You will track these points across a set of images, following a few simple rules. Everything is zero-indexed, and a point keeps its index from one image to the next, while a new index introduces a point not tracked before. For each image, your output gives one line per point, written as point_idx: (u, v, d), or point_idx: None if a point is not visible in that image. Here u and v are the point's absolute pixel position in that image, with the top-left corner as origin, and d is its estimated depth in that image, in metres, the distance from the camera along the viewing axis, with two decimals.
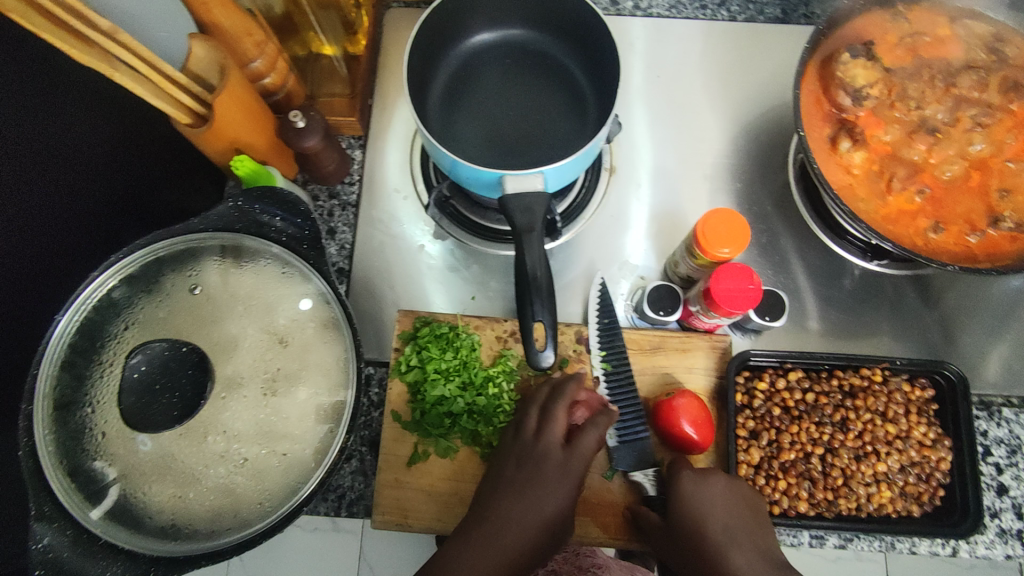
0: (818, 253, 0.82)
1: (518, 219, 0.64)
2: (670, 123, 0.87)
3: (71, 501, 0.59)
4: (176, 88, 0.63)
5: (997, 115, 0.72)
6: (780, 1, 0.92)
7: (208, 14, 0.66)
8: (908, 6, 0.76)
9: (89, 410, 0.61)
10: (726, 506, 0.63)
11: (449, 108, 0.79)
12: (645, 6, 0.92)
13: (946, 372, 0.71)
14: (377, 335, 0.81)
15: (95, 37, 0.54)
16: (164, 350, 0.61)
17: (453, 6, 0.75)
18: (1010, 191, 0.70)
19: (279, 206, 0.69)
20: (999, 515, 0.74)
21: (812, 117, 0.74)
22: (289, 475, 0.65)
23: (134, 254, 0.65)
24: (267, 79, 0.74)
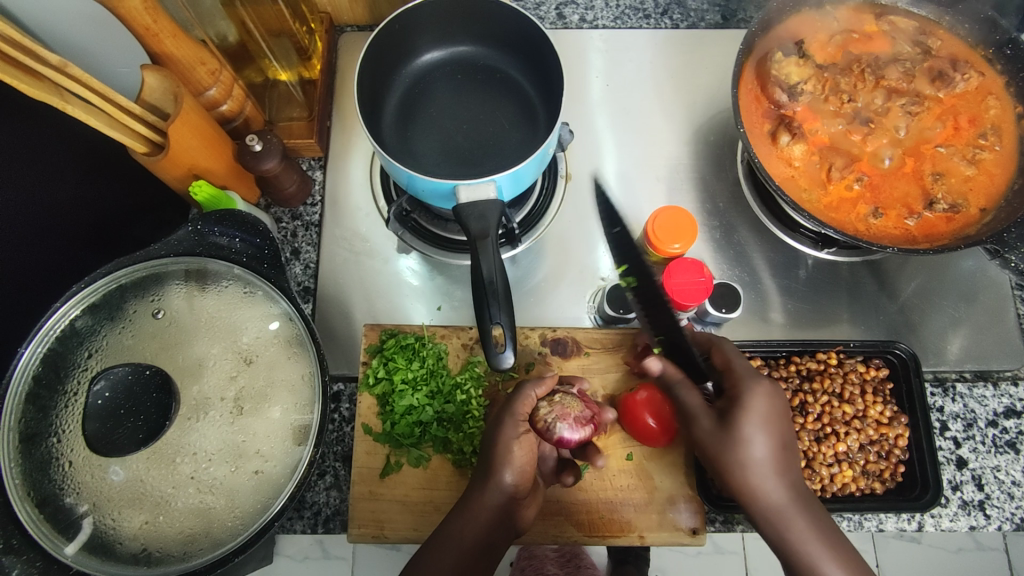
0: (771, 245, 0.85)
1: (473, 226, 0.66)
2: (622, 128, 0.90)
3: (41, 533, 0.59)
4: (131, 120, 0.64)
5: (924, 104, 0.76)
6: (719, 7, 0.96)
7: (159, 46, 0.66)
8: (836, 6, 0.81)
9: (55, 440, 0.61)
10: (778, 432, 0.62)
11: (404, 125, 0.81)
12: (591, 19, 0.95)
13: (896, 351, 0.75)
14: (345, 352, 0.82)
15: (44, 71, 0.56)
16: (127, 374, 0.62)
17: (401, 26, 0.78)
18: (942, 174, 0.74)
19: (237, 227, 0.71)
20: (960, 488, 0.76)
21: (752, 114, 0.77)
22: (260, 492, 0.65)
23: (96, 283, 0.66)
24: (223, 106, 0.76)
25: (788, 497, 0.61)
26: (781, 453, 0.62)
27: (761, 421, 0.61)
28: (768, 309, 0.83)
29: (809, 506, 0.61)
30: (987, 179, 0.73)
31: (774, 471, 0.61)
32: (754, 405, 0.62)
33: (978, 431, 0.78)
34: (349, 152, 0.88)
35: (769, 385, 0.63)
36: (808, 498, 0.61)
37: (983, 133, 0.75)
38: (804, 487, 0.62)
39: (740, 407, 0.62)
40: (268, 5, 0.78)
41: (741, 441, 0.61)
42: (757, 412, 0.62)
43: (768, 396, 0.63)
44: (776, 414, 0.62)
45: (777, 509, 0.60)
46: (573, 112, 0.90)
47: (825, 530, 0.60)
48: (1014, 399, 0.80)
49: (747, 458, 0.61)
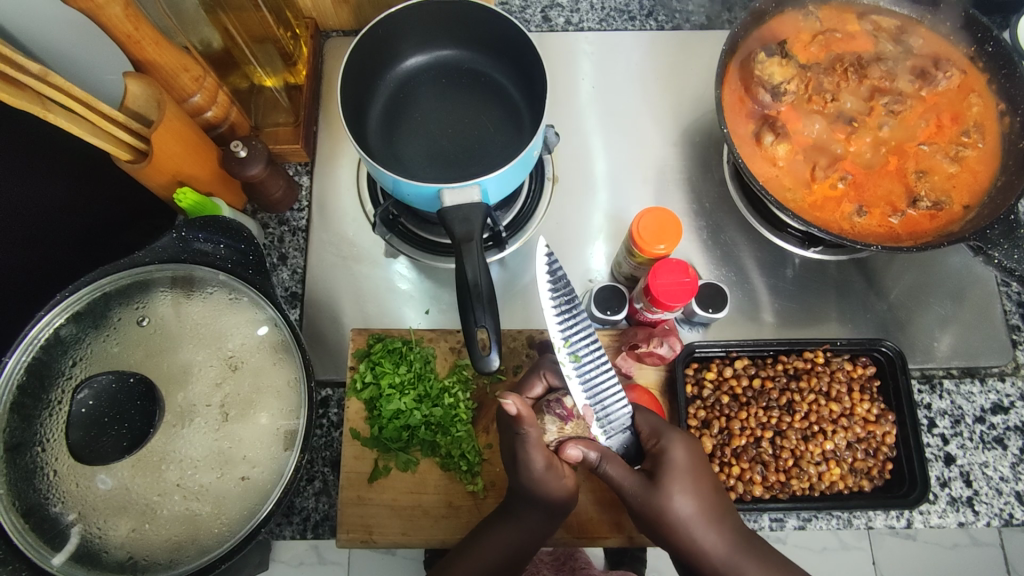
0: (759, 245, 0.85)
1: (457, 230, 0.66)
2: (609, 130, 0.90)
3: (25, 542, 0.59)
4: (114, 127, 0.64)
5: (908, 102, 0.77)
6: (704, 8, 0.96)
7: (141, 53, 0.66)
8: (818, 6, 0.81)
9: (40, 449, 0.61)
10: (699, 481, 0.65)
11: (389, 130, 0.81)
12: (577, 21, 0.96)
13: (883, 349, 0.75)
14: (333, 357, 0.82)
15: (25, 80, 0.56)
16: (111, 382, 0.61)
17: (385, 31, 0.78)
18: (925, 172, 0.74)
19: (222, 234, 0.71)
20: (948, 484, 0.77)
21: (736, 114, 0.77)
22: (247, 499, 0.65)
23: (80, 292, 0.65)
24: (208, 112, 0.76)
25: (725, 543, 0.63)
26: (709, 500, 0.65)
27: (682, 471, 0.65)
28: (757, 309, 0.83)
29: (747, 544, 0.63)
30: (970, 177, 0.74)
31: (706, 518, 0.64)
32: (673, 458, 0.65)
33: (965, 427, 0.79)
34: (336, 156, 0.88)
35: (682, 437, 0.67)
36: (744, 536, 0.64)
37: (966, 131, 0.75)
38: (738, 525, 0.65)
39: (663, 464, 0.65)
40: (251, 11, 0.77)
41: (670, 499, 0.63)
42: (677, 465, 0.65)
43: (684, 444, 0.66)
44: (694, 459, 0.66)
45: (717, 555, 0.63)
46: (560, 114, 0.90)
47: (769, 564, 0.62)
48: (1002, 395, 0.80)
49: (683, 516, 0.63)
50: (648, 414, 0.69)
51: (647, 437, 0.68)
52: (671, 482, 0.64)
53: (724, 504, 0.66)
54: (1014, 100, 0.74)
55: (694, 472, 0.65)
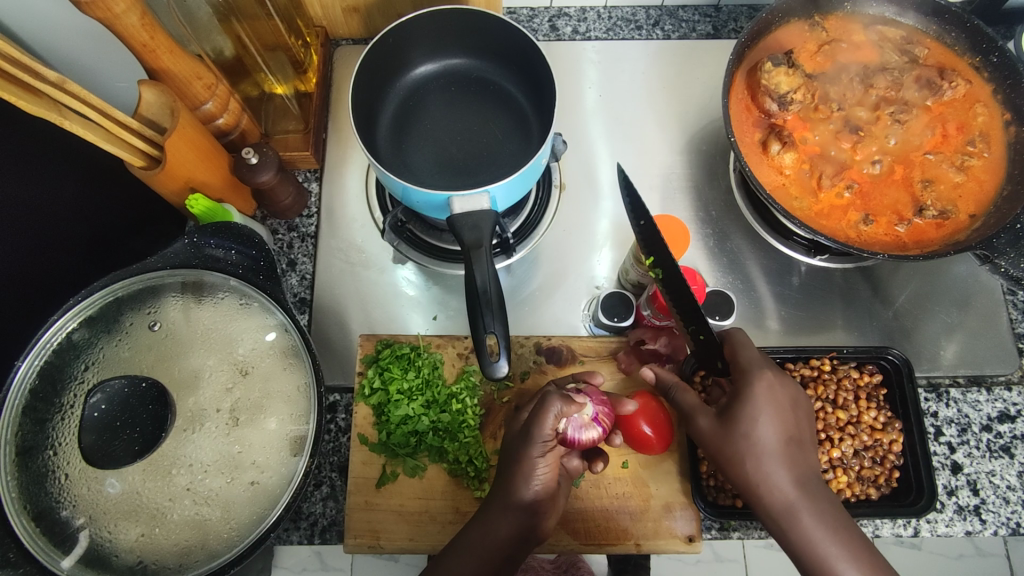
0: (766, 253, 0.86)
1: (466, 236, 0.67)
2: (616, 138, 0.91)
3: (37, 546, 0.59)
4: (128, 134, 0.65)
5: (914, 111, 0.77)
6: (710, 19, 0.97)
7: (156, 61, 0.67)
8: (824, 17, 0.82)
9: (51, 453, 0.61)
10: (782, 422, 0.63)
11: (399, 136, 0.82)
12: (584, 31, 0.97)
13: (890, 357, 0.75)
14: (341, 362, 0.82)
15: (43, 88, 0.57)
16: (123, 387, 0.63)
17: (394, 40, 0.79)
18: (931, 181, 0.75)
19: (233, 240, 0.72)
20: (955, 493, 0.76)
21: (742, 123, 0.78)
22: (256, 504, 0.65)
23: (92, 296, 0.66)
24: (220, 120, 0.77)
25: (795, 490, 0.61)
26: (788, 441, 0.62)
27: (765, 410, 0.63)
28: (764, 317, 0.83)
29: (818, 495, 0.61)
30: (975, 186, 0.74)
31: (780, 459, 0.62)
32: (759, 395, 0.63)
33: (972, 435, 0.79)
34: (345, 163, 0.89)
35: (775, 375, 0.64)
36: (820, 492, 0.61)
37: (972, 140, 0.76)
38: (815, 478, 0.62)
39: (745, 397, 0.64)
40: (264, 20, 0.78)
41: (742, 428, 0.63)
42: (761, 402, 0.63)
43: (772, 384, 0.64)
44: (782, 401, 0.63)
45: (781, 498, 0.61)
46: (568, 122, 0.91)
47: (834, 522, 0.59)
48: (1008, 404, 0.80)
49: (761, 448, 0.62)
50: (740, 350, 0.67)
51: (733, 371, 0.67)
52: (752, 416, 0.63)
53: (806, 454, 0.63)
54: (1019, 110, 0.75)
55: (782, 413, 0.63)
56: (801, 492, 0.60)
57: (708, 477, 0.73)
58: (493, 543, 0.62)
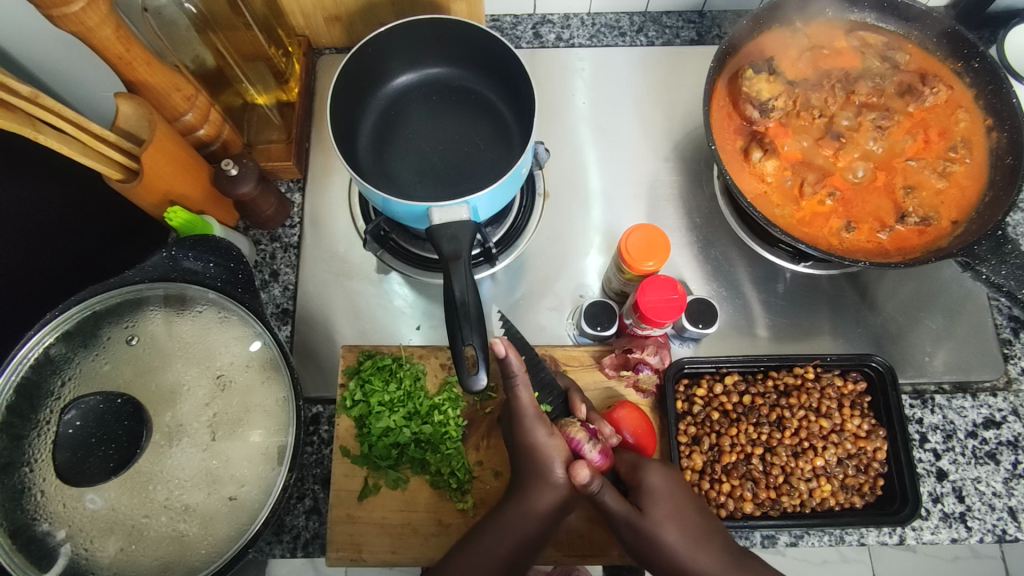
0: (751, 259, 0.85)
1: (445, 248, 0.67)
2: (601, 145, 0.90)
3: (13, 563, 0.59)
4: (104, 146, 0.65)
5: (895, 117, 0.77)
6: (694, 25, 0.97)
7: (133, 74, 0.67)
8: (806, 23, 0.82)
9: (27, 470, 0.61)
10: (685, 511, 0.63)
11: (379, 146, 0.81)
12: (568, 38, 0.96)
13: (873, 364, 0.75)
14: (324, 375, 0.81)
15: (15, 101, 0.57)
16: (98, 404, 0.61)
17: (374, 51, 0.78)
18: (913, 188, 0.75)
19: (212, 253, 0.71)
20: (941, 500, 0.76)
21: (724, 130, 0.78)
22: (236, 519, 0.65)
23: (69, 310, 0.66)
24: (200, 131, 0.77)
25: (717, 568, 0.60)
26: (696, 527, 0.63)
27: (662, 503, 0.63)
28: (750, 323, 0.83)
29: (743, 567, 0.61)
30: (957, 192, 0.74)
31: (698, 544, 0.61)
32: (653, 484, 0.64)
33: (957, 442, 0.78)
34: (328, 173, 0.88)
35: (658, 467, 0.66)
36: (744, 563, 0.61)
37: (954, 146, 0.76)
38: (737, 550, 0.62)
39: (644, 494, 0.64)
40: (242, 31, 0.79)
41: (653, 530, 0.61)
42: (658, 498, 0.64)
43: (662, 471, 0.66)
44: (674, 494, 0.64)
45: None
46: (553, 131, 0.91)
47: None
48: (993, 410, 0.80)
49: (672, 537, 0.61)
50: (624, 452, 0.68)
51: (625, 471, 0.67)
52: (655, 508, 0.63)
53: (719, 534, 0.63)
54: (1000, 115, 0.75)
55: (678, 499, 0.64)
56: (728, 574, 0.60)
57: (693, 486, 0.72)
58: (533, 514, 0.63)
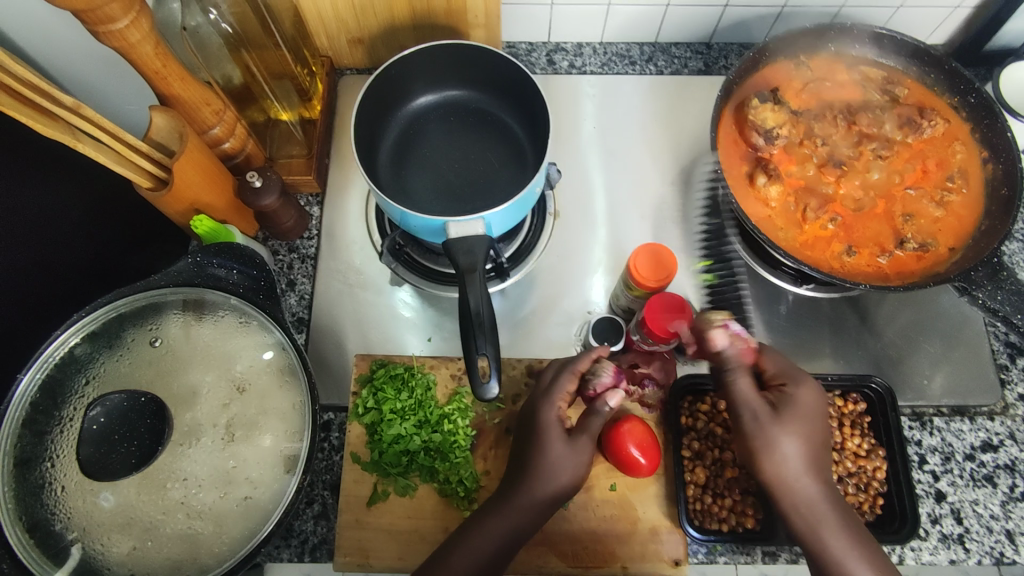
0: (754, 281, 0.88)
1: (461, 260, 0.69)
2: (611, 167, 0.94)
3: (30, 557, 0.60)
4: (137, 156, 0.68)
5: (895, 148, 0.80)
6: (701, 56, 1.01)
7: (167, 88, 0.70)
8: (809, 56, 0.85)
9: (48, 465, 0.63)
10: (816, 436, 0.63)
11: (399, 163, 0.85)
12: (580, 65, 1.00)
13: (873, 385, 0.77)
14: (336, 382, 0.83)
15: (59, 112, 0.60)
16: (122, 401, 0.65)
17: (395, 73, 0.82)
18: (912, 216, 0.77)
19: (236, 260, 0.74)
20: (939, 521, 0.77)
21: (730, 156, 0.81)
22: (248, 519, 0.66)
23: (95, 312, 0.68)
24: (226, 144, 0.80)
25: (821, 497, 0.61)
26: (817, 456, 0.62)
27: (796, 423, 0.62)
28: (753, 344, 0.85)
29: (841, 510, 0.61)
30: (955, 221, 0.77)
31: (810, 471, 0.62)
32: (801, 402, 0.64)
33: (956, 464, 0.80)
34: (346, 188, 0.92)
35: (812, 386, 0.65)
36: (842, 507, 0.62)
37: (951, 176, 0.79)
38: (838, 490, 0.63)
39: (789, 404, 0.63)
40: (272, 50, 0.82)
41: (780, 436, 0.62)
42: (803, 409, 0.63)
43: (813, 395, 0.64)
44: (818, 415, 0.63)
45: (813, 511, 0.61)
46: (564, 152, 0.94)
47: (861, 539, 0.60)
48: (991, 433, 0.81)
49: (797, 452, 0.61)
50: (777, 358, 0.68)
51: (774, 379, 0.67)
52: (792, 420, 0.62)
53: (832, 470, 0.64)
54: (996, 148, 0.78)
55: (818, 425, 0.63)
56: (825, 507, 0.61)
57: (695, 499, 0.74)
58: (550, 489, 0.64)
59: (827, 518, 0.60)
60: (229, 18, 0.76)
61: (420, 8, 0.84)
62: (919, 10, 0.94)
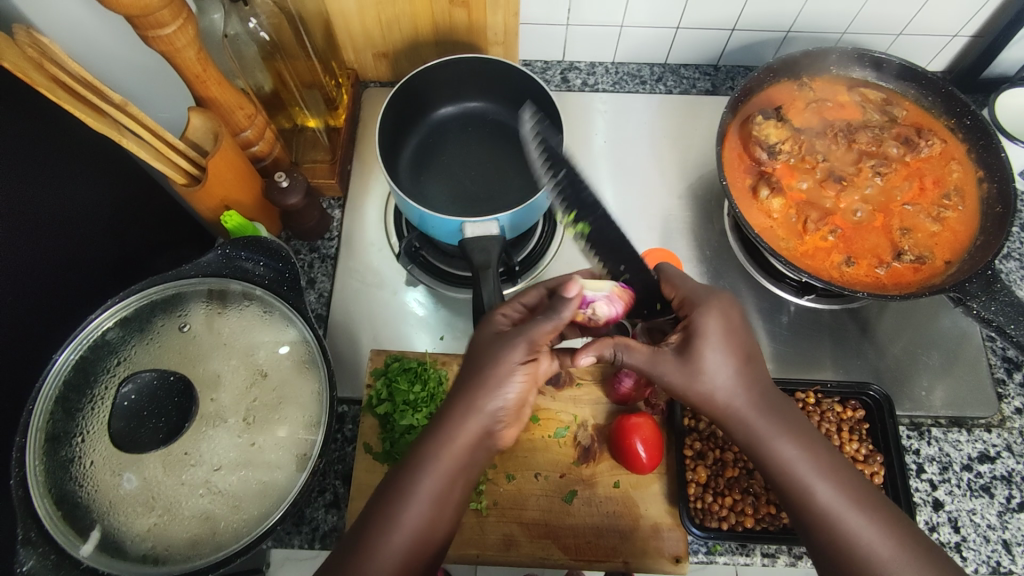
0: (757, 292, 0.91)
1: (476, 258, 0.73)
2: (621, 181, 0.97)
3: (57, 527, 0.62)
4: (174, 154, 0.72)
5: (893, 166, 0.84)
6: (709, 77, 1.06)
7: (205, 91, 0.75)
8: (811, 77, 0.90)
9: (79, 440, 0.66)
10: (732, 355, 0.63)
11: (418, 169, 0.90)
12: (593, 83, 1.05)
13: (871, 393, 0.80)
14: (351, 377, 0.86)
15: (107, 108, 0.64)
16: (152, 379, 0.69)
17: (417, 83, 0.87)
18: (909, 230, 0.81)
19: (262, 253, 0.79)
20: (937, 529, 0.79)
21: (734, 169, 0.85)
22: (265, 500, 0.69)
23: (130, 298, 0.72)
24: (256, 146, 0.84)
25: (757, 416, 0.63)
26: (743, 374, 0.63)
27: (714, 344, 0.63)
28: None
29: (782, 416, 0.63)
30: (950, 236, 0.80)
31: (741, 391, 0.63)
32: (708, 327, 0.64)
33: (953, 474, 0.81)
34: (367, 193, 0.96)
35: (717, 306, 0.65)
36: (784, 413, 0.63)
37: (947, 194, 0.82)
38: (776, 398, 0.64)
39: (696, 332, 0.64)
40: (303, 60, 0.87)
41: (699, 374, 0.63)
42: (711, 336, 0.63)
43: (719, 316, 0.64)
44: (728, 332, 0.64)
45: (754, 433, 0.63)
46: (576, 165, 0.98)
47: (808, 444, 0.62)
48: (988, 445, 0.83)
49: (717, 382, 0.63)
50: (681, 282, 0.69)
51: (683, 308, 0.67)
52: (700, 352, 0.63)
53: (766, 380, 0.65)
54: (990, 168, 0.81)
55: (728, 341, 0.63)
56: (767, 421, 0.62)
57: (697, 497, 0.76)
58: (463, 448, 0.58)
59: (771, 432, 0.62)
60: (267, 26, 0.80)
61: (442, 25, 0.90)
62: (919, 38, 0.98)
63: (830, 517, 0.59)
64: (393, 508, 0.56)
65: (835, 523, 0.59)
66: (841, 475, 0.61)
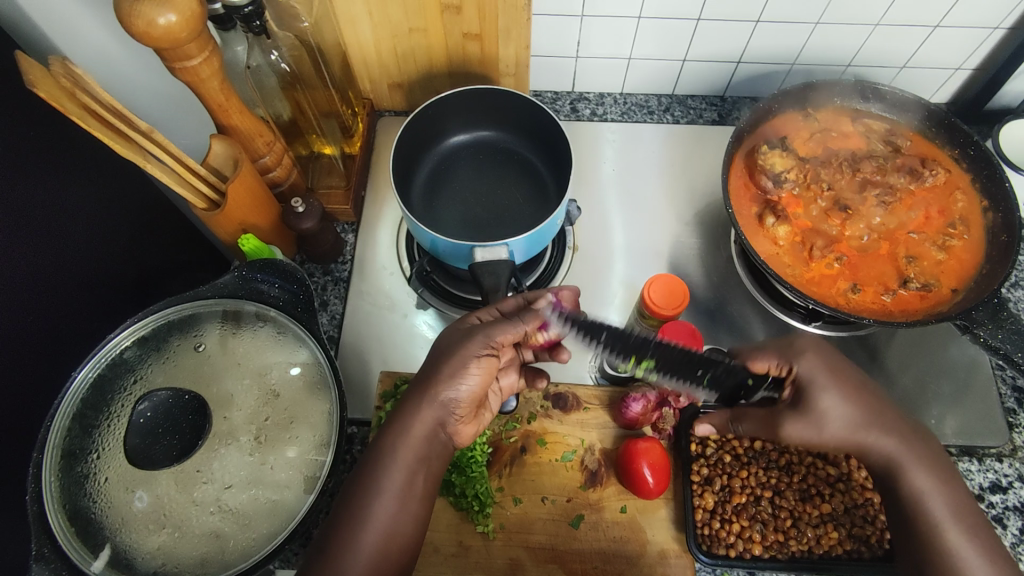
0: (764, 319, 0.91)
1: (485, 281, 0.75)
2: (629, 208, 0.99)
3: (69, 543, 0.63)
4: (195, 178, 0.74)
5: (898, 195, 0.85)
6: (716, 107, 1.08)
7: (227, 119, 0.78)
8: (816, 109, 0.91)
9: (94, 458, 0.67)
10: (854, 392, 0.64)
11: (431, 195, 0.92)
12: (601, 113, 1.08)
13: None
14: (362, 398, 0.87)
15: (135, 135, 0.67)
16: (168, 397, 0.71)
17: (432, 113, 0.89)
18: (915, 258, 0.81)
19: (277, 275, 0.81)
20: None
21: (741, 198, 0.87)
22: (274, 519, 0.69)
23: (147, 319, 0.74)
24: (273, 172, 0.87)
25: (897, 449, 0.64)
26: (869, 409, 0.64)
27: (834, 382, 0.64)
28: None
29: (916, 448, 0.64)
30: (956, 264, 0.81)
31: (867, 425, 0.64)
32: (812, 373, 0.64)
33: None
34: (379, 218, 0.98)
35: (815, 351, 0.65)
36: (920, 444, 0.65)
37: (952, 223, 0.83)
38: (910, 430, 0.65)
39: (810, 391, 0.64)
40: (321, 90, 0.90)
41: (821, 416, 0.63)
42: (831, 384, 0.64)
43: (820, 360, 0.65)
44: (843, 373, 0.65)
45: (891, 463, 0.65)
46: (585, 192, 1.00)
47: (939, 476, 0.64)
48: (1000, 475, 0.82)
49: (839, 421, 0.64)
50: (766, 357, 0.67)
51: (777, 370, 0.67)
52: (818, 397, 0.63)
53: (890, 409, 0.66)
54: (995, 198, 0.82)
55: (843, 380, 0.64)
56: (908, 448, 0.64)
57: (705, 522, 0.76)
58: (409, 442, 0.64)
59: (914, 460, 0.64)
60: (288, 60, 0.83)
61: (455, 57, 0.93)
62: (922, 71, 1.00)
63: (949, 550, 0.61)
64: (366, 507, 0.61)
65: (950, 551, 0.61)
66: (963, 509, 0.63)
